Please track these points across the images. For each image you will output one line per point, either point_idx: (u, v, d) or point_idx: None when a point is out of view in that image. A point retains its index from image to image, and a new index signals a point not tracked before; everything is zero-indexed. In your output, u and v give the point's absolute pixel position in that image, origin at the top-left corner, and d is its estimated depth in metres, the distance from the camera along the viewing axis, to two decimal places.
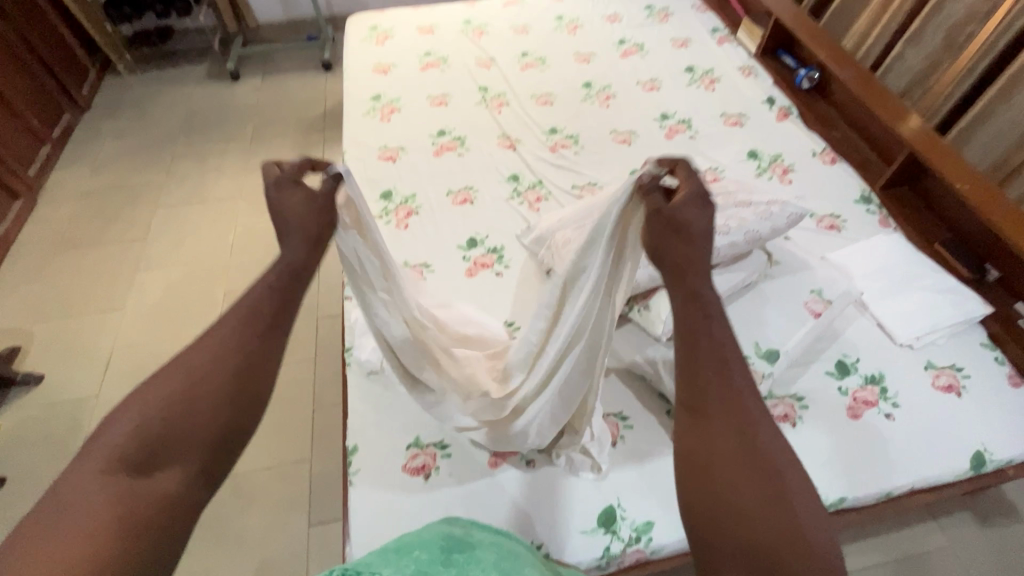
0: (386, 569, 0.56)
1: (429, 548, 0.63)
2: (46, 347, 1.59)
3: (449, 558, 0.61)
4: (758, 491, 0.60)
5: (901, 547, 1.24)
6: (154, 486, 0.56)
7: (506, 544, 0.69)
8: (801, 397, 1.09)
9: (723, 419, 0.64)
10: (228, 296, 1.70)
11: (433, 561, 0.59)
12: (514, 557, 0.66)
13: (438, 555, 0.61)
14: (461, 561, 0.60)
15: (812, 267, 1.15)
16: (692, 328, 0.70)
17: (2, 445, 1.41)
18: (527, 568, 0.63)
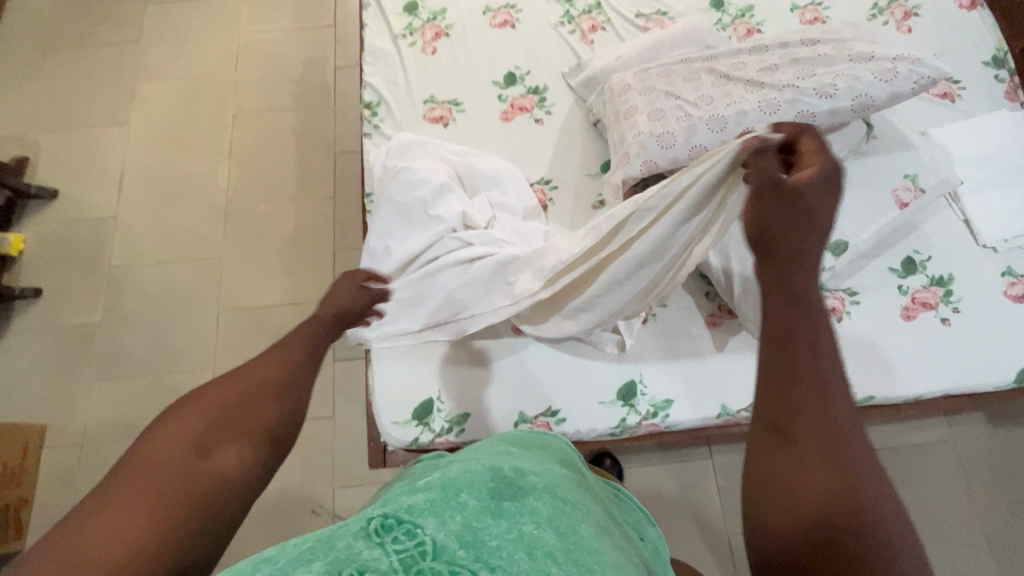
0: (429, 520, 0.53)
1: (477, 489, 0.59)
2: (55, 160, 1.51)
3: (500, 509, 0.57)
4: (860, 539, 0.41)
5: (902, 437, 1.28)
6: (208, 466, 0.45)
7: (561, 487, 0.65)
8: (854, 292, 1.01)
9: (819, 445, 0.45)
10: (239, 120, 1.55)
11: (482, 511, 0.55)
12: (581, 510, 0.63)
13: (487, 503, 0.57)
14: (512, 513, 0.56)
15: (915, 146, 0.97)
16: (779, 321, 0.50)
17: (32, 258, 1.42)
18: (580, 520, 0.60)
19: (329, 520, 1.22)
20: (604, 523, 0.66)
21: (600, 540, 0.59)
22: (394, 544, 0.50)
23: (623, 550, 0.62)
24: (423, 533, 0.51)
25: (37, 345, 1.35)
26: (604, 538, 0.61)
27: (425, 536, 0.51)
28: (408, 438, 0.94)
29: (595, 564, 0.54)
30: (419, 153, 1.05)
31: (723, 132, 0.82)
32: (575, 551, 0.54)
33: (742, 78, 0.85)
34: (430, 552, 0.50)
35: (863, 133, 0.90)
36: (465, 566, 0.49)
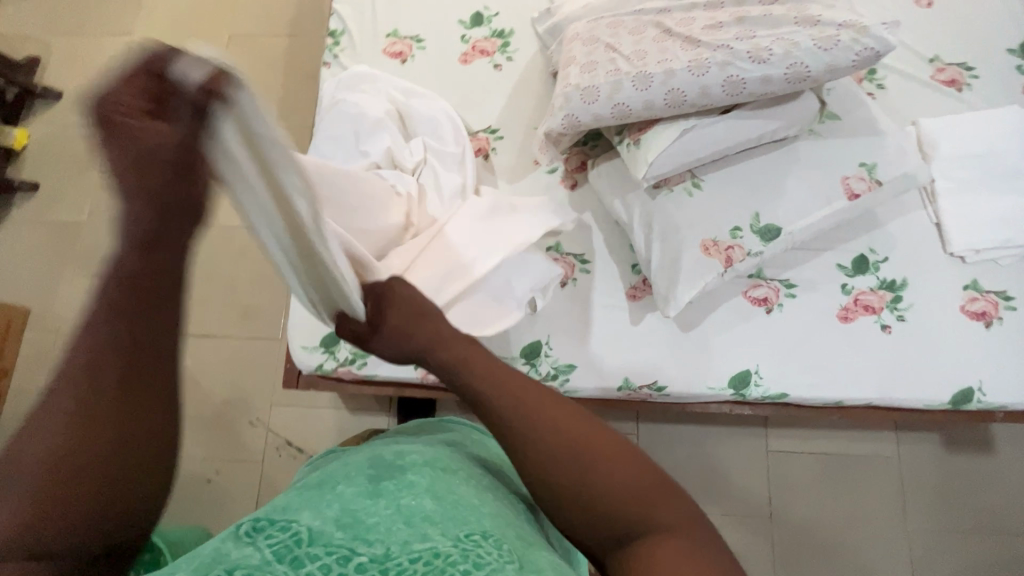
0: (304, 513, 0.58)
1: (356, 479, 0.65)
2: (64, 63, 1.58)
3: (378, 488, 0.64)
4: (576, 469, 0.54)
5: (842, 445, 1.23)
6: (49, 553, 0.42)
7: (444, 456, 0.71)
8: (792, 285, 0.94)
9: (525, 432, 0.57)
10: (234, 41, 1.57)
11: (359, 496, 0.62)
12: (465, 472, 0.70)
13: (365, 488, 0.63)
14: (390, 491, 0.63)
15: (883, 133, 0.88)
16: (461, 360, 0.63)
17: (33, 153, 1.52)
18: (462, 484, 0.67)
19: (263, 433, 1.30)
20: (490, 482, 0.71)
21: (481, 496, 0.66)
22: (267, 541, 0.54)
23: (509, 504, 0.69)
24: (297, 525, 0.56)
25: (29, 234, 1.46)
26: (487, 496, 0.67)
27: (299, 528, 0.56)
28: (313, 363, 0.97)
29: (471, 517, 0.61)
30: (364, 86, 1.03)
31: (647, 92, 0.77)
32: (453, 509, 0.61)
33: (683, 35, 0.79)
34: (304, 537, 0.55)
35: (815, 111, 0.83)
36: (342, 546, 0.54)
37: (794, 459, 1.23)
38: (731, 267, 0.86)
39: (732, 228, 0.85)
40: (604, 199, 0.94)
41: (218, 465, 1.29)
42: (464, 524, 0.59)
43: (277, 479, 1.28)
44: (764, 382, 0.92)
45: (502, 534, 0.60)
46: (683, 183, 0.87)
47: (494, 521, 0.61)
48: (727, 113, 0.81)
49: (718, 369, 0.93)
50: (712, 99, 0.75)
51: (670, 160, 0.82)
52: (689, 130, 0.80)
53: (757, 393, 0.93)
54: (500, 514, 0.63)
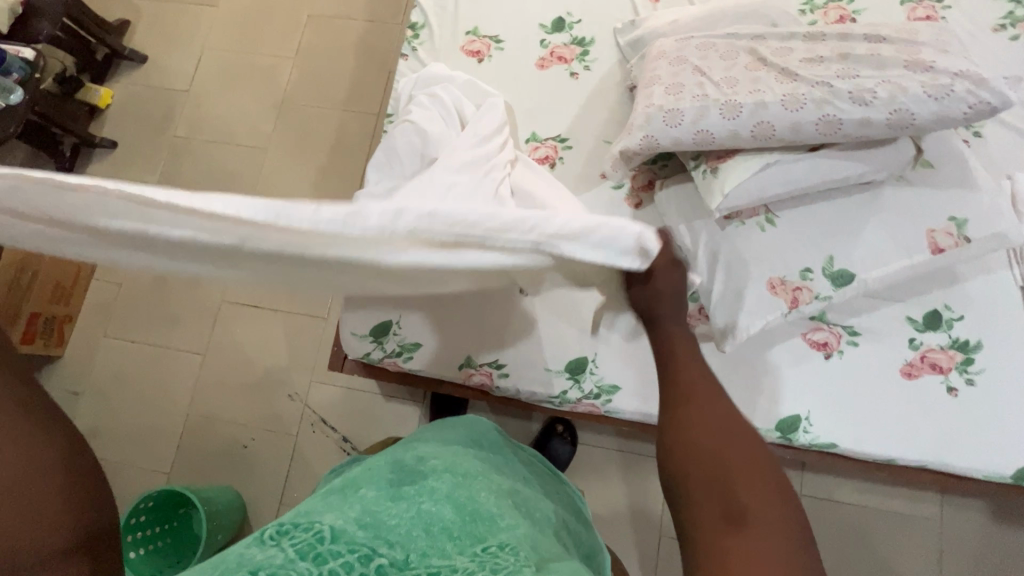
0: (327, 514, 0.58)
1: (377, 483, 0.67)
2: (150, 29, 1.64)
3: (399, 492, 0.65)
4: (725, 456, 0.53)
5: (881, 499, 1.18)
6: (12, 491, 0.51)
7: (462, 463, 0.73)
8: (855, 332, 0.91)
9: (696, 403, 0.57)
10: (312, 20, 1.60)
11: (380, 499, 0.63)
12: (483, 479, 0.71)
13: (386, 492, 0.64)
14: (410, 495, 0.64)
15: (979, 186, 0.83)
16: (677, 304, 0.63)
17: (114, 114, 1.59)
18: (481, 494, 0.68)
19: (300, 407, 1.34)
20: (508, 488, 0.73)
21: (500, 505, 0.67)
22: (289, 541, 0.53)
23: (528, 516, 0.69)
24: (319, 524, 0.56)
25: None
26: (504, 505, 0.68)
27: (323, 527, 0.55)
28: (361, 351, 0.99)
29: (490, 531, 0.62)
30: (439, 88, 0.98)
31: (735, 121, 0.74)
32: (470, 521, 0.62)
33: (779, 66, 0.76)
34: (326, 536, 0.54)
35: (909, 157, 0.79)
36: (364, 545, 0.54)
37: (829, 506, 1.19)
38: (797, 309, 0.83)
39: (803, 269, 0.82)
40: (669, 223, 0.92)
41: (254, 432, 1.34)
42: (480, 537, 0.61)
43: (308, 454, 1.31)
44: (814, 429, 0.90)
45: (518, 543, 0.60)
46: (756, 217, 0.84)
47: (513, 533, 0.62)
48: (813, 151, 0.78)
49: (767, 410, 0.91)
50: (802, 136, 0.73)
51: (747, 193, 0.79)
52: (772, 165, 0.78)
53: (805, 439, 0.90)
54: (519, 526, 0.64)
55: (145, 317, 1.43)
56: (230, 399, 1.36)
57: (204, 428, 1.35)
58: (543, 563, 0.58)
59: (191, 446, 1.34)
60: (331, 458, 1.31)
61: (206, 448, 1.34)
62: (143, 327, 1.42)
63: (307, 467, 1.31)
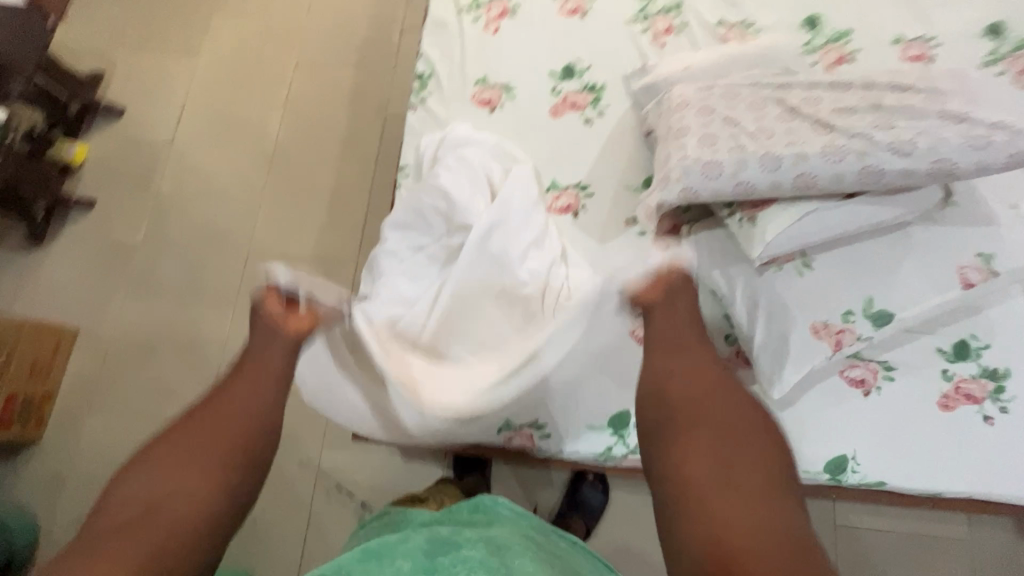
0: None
1: (416, 551, 0.75)
2: (127, 79, 1.57)
3: (433, 564, 0.72)
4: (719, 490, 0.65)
5: (912, 523, 1.19)
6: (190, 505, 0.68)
7: (501, 535, 0.78)
8: (890, 366, 0.92)
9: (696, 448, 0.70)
10: (301, 66, 1.56)
11: (417, 569, 0.72)
12: (518, 547, 0.75)
13: (421, 564, 0.72)
14: (444, 565, 0.72)
15: (1001, 221, 0.85)
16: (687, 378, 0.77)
17: (90, 169, 1.50)
18: (516, 559, 0.73)
19: (312, 474, 1.26)
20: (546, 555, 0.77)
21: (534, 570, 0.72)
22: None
23: (563, 573, 0.74)
24: None
25: (80, 254, 1.43)
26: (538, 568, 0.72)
27: None
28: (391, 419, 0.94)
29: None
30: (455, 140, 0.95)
31: (776, 173, 0.75)
32: None
33: (812, 116, 0.77)
34: None
35: (937, 201, 0.81)
36: None
37: (861, 535, 1.19)
38: (840, 351, 0.83)
39: (844, 311, 0.83)
40: (702, 269, 0.92)
41: (264, 505, 1.25)
42: None
43: (324, 523, 1.23)
44: (860, 469, 0.89)
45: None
46: (793, 262, 0.84)
47: None
48: (850, 199, 0.79)
49: (812, 452, 0.90)
50: (843, 186, 0.74)
51: (788, 241, 0.80)
52: (811, 213, 0.78)
53: (852, 479, 0.90)
54: None
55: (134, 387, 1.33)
56: None
57: None
58: None
59: None
60: (348, 526, 1.23)
61: None
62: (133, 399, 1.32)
63: (323, 538, 1.23)
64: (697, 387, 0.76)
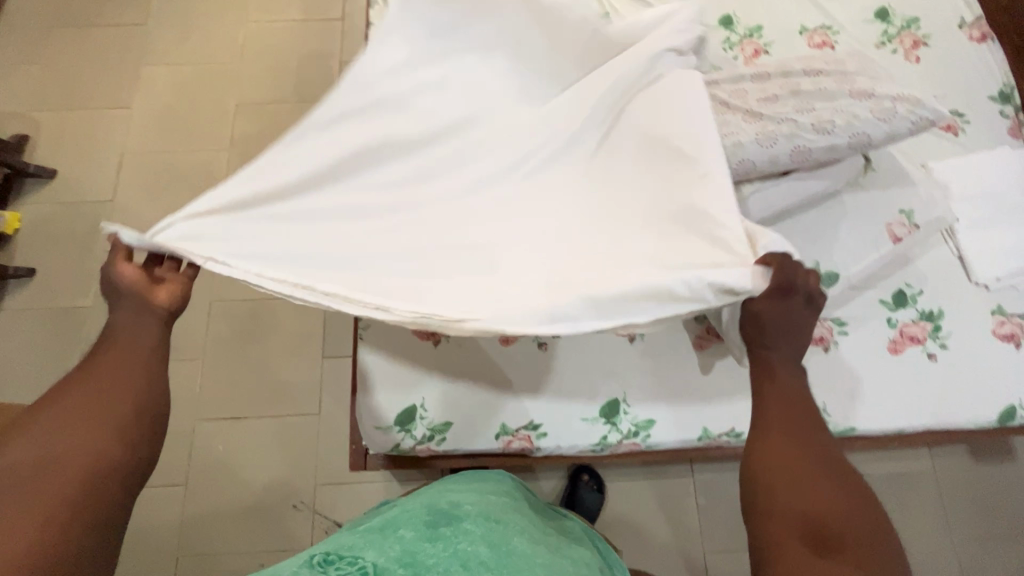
0: (370, 551, 0.68)
1: (416, 524, 0.74)
2: (55, 139, 1.51)
3: (435, 533, 0.72)
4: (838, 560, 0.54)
5: (881, 466, 1.29)
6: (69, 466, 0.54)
7: (495, 511, 0.80)
8: (843, 323, 1.01)
9: (811, 486, 0.60)
10: (241, 108, 1.55)
11: (419, 539, 0.71)
12: (512, 524, 0.78)
13: (424, 533, 0.72)
14: (446, 537, 0.71)
15: (915, 181, 0.95)
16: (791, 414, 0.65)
17: (27, 236, 1.42)
18: (514, 537, 0.74)
19: (309, 515, 1.23)
20: (539, 535, 0.79)
21: (533, 548, 0.74)
22: (339, 571, 0.64)
23: (553, 550, 0.77)
24: (363, 560, 0.66)
25: (27, 326, 1.36)
26: (533, 544, 0.75)
27: (366, 562, 0.65)
28: (389, 443, 0.95)
29: (523, 566, 0.69)
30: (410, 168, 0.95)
31: None
32: (503, 558, 0.70)
33: (742, 107, 0.83)
34: (370, 571, 0.64)
35: (860, 169, 0.89)
36: None
37: None
38: None
39: None
40: None
41: (262, 557, 1.20)
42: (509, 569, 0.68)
43: None
44: (832, 418, 0.97)
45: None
46: None
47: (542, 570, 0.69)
48: (785, 176, 0.86)
49: None
50: (778, 165, 0.81)
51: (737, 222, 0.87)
52: (755, 193, 0.85)
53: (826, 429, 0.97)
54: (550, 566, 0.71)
55: None
56: (226, 526, 1.22)
57: (201, 566, 1.20)
58: None
59: None
60: None
61: None
62: None
63: None
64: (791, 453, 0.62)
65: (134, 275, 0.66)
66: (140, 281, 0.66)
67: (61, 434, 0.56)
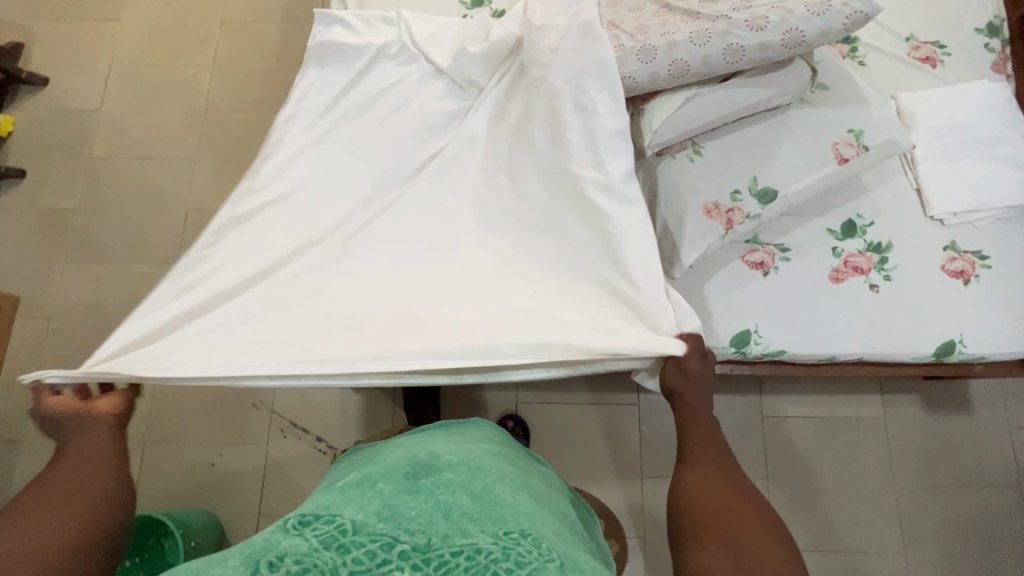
0: (347, 508, 0.59)
1: (394, 476, 0.66)
2: (49, 49, 1.55)
3: (416, 484, 0.64)
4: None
5: (831, 409, 1.29)
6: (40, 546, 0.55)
7: (477, 458, 0.72)
8: (786, 248, 1.00)
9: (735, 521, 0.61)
10: (227, 26, 1.56)
11: (399, 492, 0.62)
12: (498, 473, 0.70)
13: (403, 485, 0.64)
14: (428, 487, 0.63)
15: (869, 102, 0.93)
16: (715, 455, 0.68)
17: (19, 140, 1.48)
18: (498, 485, 0.67)
19: (267, 415, 1.30)
20: (523, 480, 0.72)
21: (517, 495, 0.66)
22: (313, 532, 0.55)
23: (540, 502, 0.70)
24: (341, 518, 0.57)
25: (18, 223, 1.43)
26: (523, 495, 0.68)
27: (344, 520, 0.57)
28: None
29: (510, 516, 0.61)
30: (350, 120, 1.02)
31: (653, 64, 0.81)
32: (489, 509, 0.61)
33: (682, 9, 0.82)
34: (347, 530, 0.56)
35: (806, 79, 0.87)
36: (385, 535, 0.55)
37: (787, 424, 1.29)
38: (732, 229, 0.90)
39: (732, 191, 0.90)
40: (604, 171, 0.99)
41: (221, 448, 1.28)
42: (501, 522, 0.59)
43: (283, 461, 1.28)
44: (763, 340, 0.97)
45: (541, 532, 0.60)
46: (685, 150, 0.91)
47: (533, 521, 0.62)
48: (724, 83, 0.85)
49: (718, 329, 0.98)
50: (712, 67, 0.80)
51: (674, 128, 0.86)
52: (691, 98, 0.84)
53: (756, 350, 0.98)
54: (538, 515, 0.63)
55: (85, 348, 1.35)
56: (192, 418, 1.30)
57: (166, 453, 1.28)
58: (566, 555, 0.58)
59: (155, 474, 1.27)
60: (307, 462, 1.27)
61: (172, 476, 1.27)
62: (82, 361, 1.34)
63: (284, 475, 1.27)
64: (719, 492, 0.64)
65: (64, 403, 0.68)
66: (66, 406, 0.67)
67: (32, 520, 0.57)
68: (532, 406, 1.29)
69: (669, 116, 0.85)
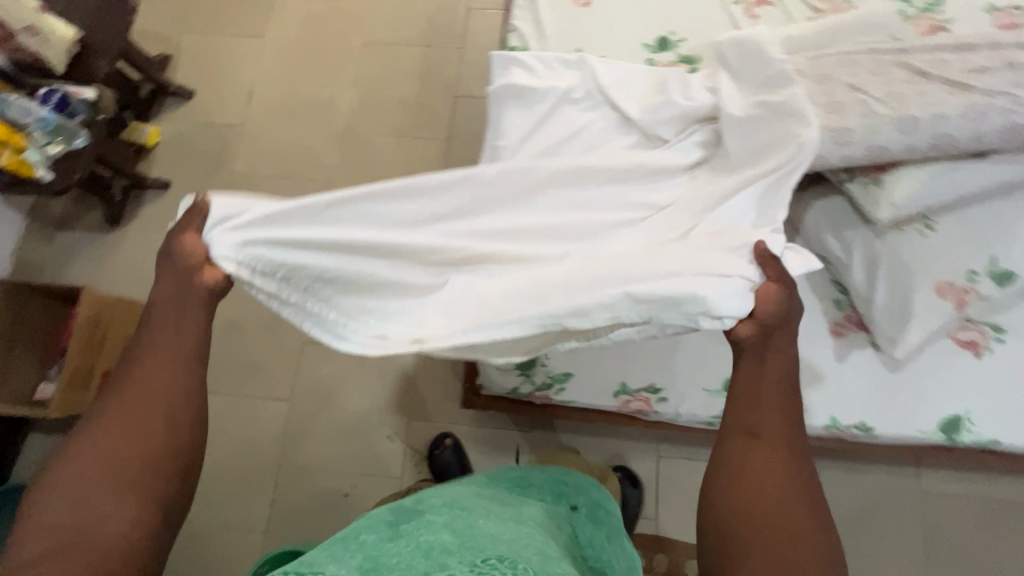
0: (331, 564, 0.61)
1: (376, 527, 0.69)
2: (193, 63, 1.57)
3: (397, 531, 0.68)
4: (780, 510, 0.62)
5: (997, 489, 1.21)
6: (153, 434, 0.63)
7: (462, 500, 0.76)
8: (1001, 329, 0.92)
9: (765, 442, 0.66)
10: (366, 47, 1.56)
11: (379, 542, 0.65)
12: (480, 509, 0.74)
13: (384, 535, 0.67)
14: (408, 533, 0.67)
15: None
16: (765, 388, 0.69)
17: (165, 151, 1.51)
18: (479, 521, 0.70)
19: (400, 448, 1.28)
20: (511, 514, 0.75)
21: (500, 527, 0.70)
22: None
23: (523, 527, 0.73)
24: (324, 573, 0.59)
25: (159, 236, 1.44)
26: (503, 524, 0.71)
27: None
28: (509, 387, 0.97)
29: (488, 545, 0.64)
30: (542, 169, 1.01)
31: (913, 136, 0.77)
32: (468, 543, 0.64)
33: (942, 78, 0.78)
34: None
35: None
36: None
37: (946, 501, 1.22)
38: (963, 310, 0.85)
39: (968, 271, 0.85)
40: (812, 238, 0.93)
41: (354, 480, 1.27)
42: (480, 552, 0.62)
43: None
44: (977, 427, 0.91)
45: (519, 554, 0.63)
46: (913, 224, 0.85)
47: (512, 547, 0.65)
48: (978, 159, 0.80)
49: (927, 412, 0.91)
50: (981, 144, 0.77)
51: (915, 202, 0.81)
52: (942, 174, 0.80)
53: (969, 438, 0.91)
54: (516, 539, 0.67)
55: (223, 366, 1.34)
56: (326, 444, 1.29)
57: (299, 478, 1.28)
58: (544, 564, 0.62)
59: (286, 499, 1.26)
60: None
61: (304, 504, 1.26)
62: (218, 377, 1.34)
63: None
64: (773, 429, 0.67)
65: (192, 249, 0.70)
66: (196, 256, 0.69)
67: (138, 400, 0.64)
68: (675, 463, 1.24)
69: (916, 189, 0.80)
